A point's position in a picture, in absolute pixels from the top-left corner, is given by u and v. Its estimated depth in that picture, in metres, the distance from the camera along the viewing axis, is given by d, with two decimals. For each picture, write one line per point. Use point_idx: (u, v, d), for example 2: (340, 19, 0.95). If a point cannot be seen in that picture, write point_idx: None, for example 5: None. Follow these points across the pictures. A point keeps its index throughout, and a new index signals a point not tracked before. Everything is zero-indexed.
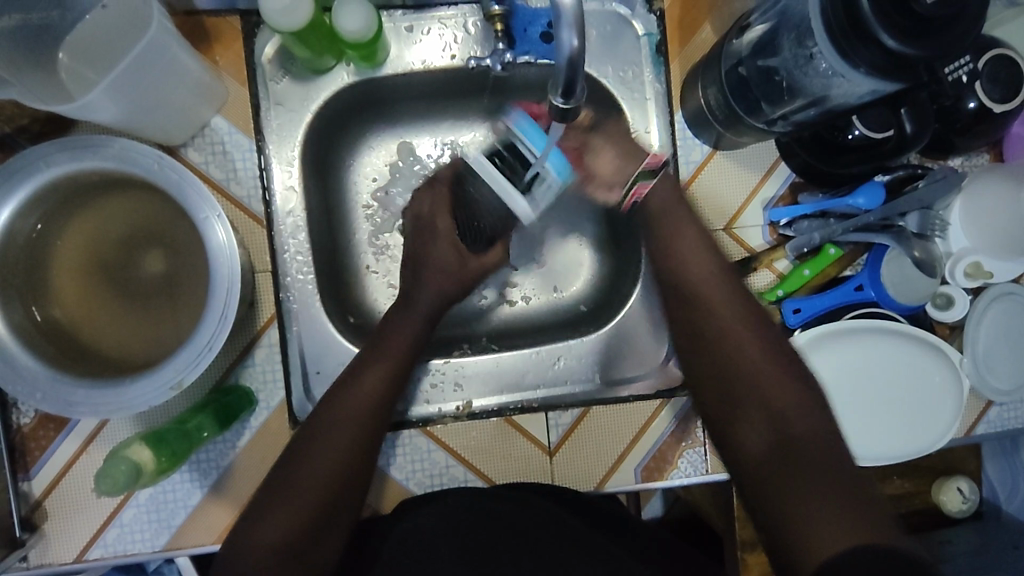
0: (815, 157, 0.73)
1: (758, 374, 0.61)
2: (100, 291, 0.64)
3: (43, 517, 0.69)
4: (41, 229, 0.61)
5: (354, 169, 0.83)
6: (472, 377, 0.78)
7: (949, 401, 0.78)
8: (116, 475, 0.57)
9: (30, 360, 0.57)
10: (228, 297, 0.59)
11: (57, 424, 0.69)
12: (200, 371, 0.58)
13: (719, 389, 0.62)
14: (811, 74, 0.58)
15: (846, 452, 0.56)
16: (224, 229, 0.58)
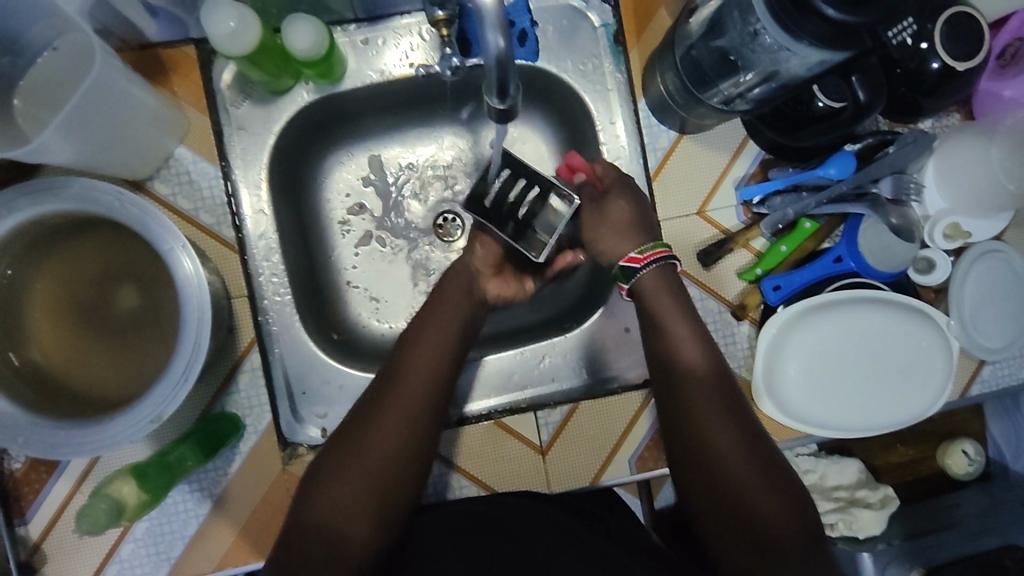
0: (778, 133, 0.72)
1: (743, 480, 0.58)
2: (77, 332, 0.64)
3: (43, 560, 0.70)
4: (11, 274, 0.61)
5: (326, 185, 0.83)
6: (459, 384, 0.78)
7: (939, 368, 0.77)
8: (95, 512, 0.59)
9: (9, 406, 0.57)
10: (200, 328, 0.59)
11: (48, 466, 0.70)
12: (179, 403, 0.59)
13: (703, 493, 0.60)
14: (758, 50, 0.58)
15: (761, 459, 0.60)
16: (190, 259, 0.59)
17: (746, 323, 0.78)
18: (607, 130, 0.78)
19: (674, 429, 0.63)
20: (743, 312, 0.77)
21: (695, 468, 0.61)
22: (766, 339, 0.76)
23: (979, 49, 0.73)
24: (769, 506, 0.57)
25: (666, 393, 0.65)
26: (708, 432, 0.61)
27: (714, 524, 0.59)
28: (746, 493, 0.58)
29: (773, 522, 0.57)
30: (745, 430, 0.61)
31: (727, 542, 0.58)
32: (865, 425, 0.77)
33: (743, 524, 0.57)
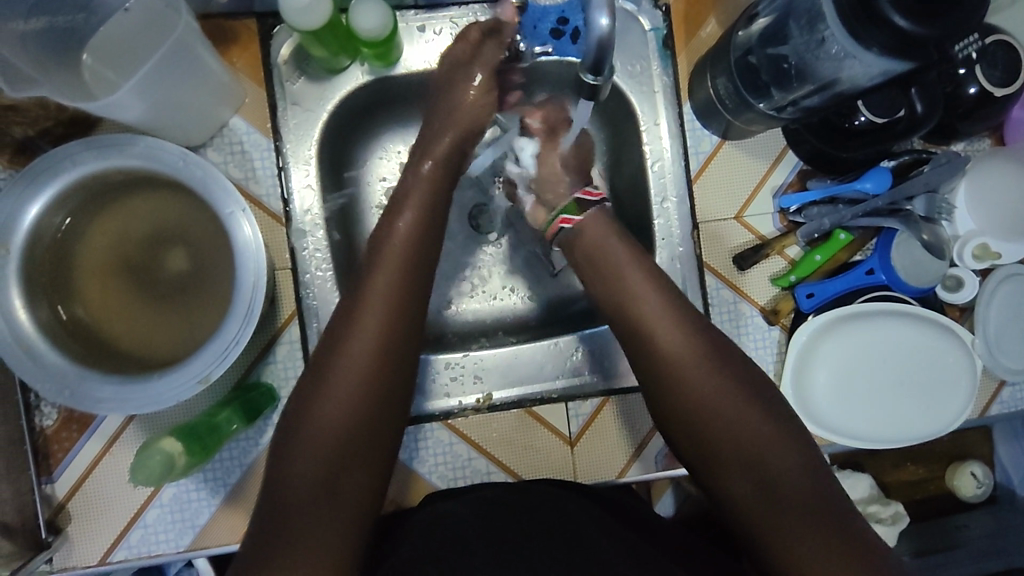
0: (820, 141, 0.74)
1: (729, 421, 0.60)
2: (125, 290, 0.64)
3: (67, 520, 0.69)
4: (68, 225, 0.62)
5: (366, 168, 0.84)
6: (492, 369, 0.77)
7: (960, 363, 0.79)
8: (150, 465, 0.57)
9: (56, 358, 0.57)
10: (254, 293, 0.59)
11: (80, 425, 0.69)
12: (227, 367, 0.58)
13: (692, 442, 0.62)
14: (823, 57, 0.60)
15: (727, 384, 0.62)
16: (249, 224, 0.59)
17: (777, 328, 0.79)
18: (652, 131, 0.79)
19: (648, 378, 0.64)
20: (774, 317, 0.79)
21: (679, 417, 0.62)
22: (795, 346, 0.77)
23: (1016, 77, 0.75)
24: (759, 441, 0.60)
25: (631, 344, 0.66)
26: (685, 378, 0.62)
27: (711, 467, 0.61)
28: (722, 422, 0.61)
29: (768, 461, 0.59)
30: (721, 369, 0.62)
31: (729, 483, 0.60)
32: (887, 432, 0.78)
33: (741, 464, 0.59)
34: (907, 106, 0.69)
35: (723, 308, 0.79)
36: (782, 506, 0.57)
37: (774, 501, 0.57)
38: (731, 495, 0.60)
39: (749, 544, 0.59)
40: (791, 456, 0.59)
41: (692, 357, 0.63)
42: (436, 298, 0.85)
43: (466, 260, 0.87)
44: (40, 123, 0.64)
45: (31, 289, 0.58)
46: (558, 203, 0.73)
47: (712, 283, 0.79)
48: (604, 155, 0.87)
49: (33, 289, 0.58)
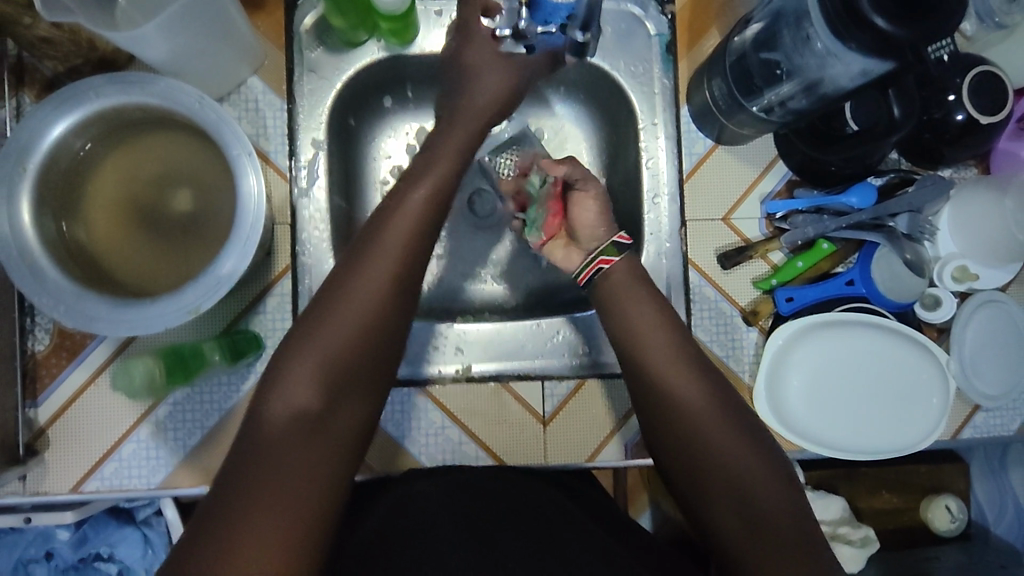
0: (811, 147, 0.77)
1: (722, 458, 0.61)
2: (130, 223, 0.67)
3: (45, 445, 0.71)
4: (87, 150, 0.65)
5: (372, 144, 0.90)
6: (474, 343, 0.80)
7: (939, 387, 0.80)
8: (133, 373, 0.59)
9: (55, 274, 0.59)
10: (249, 237, 0.62)
11: (69, 353, 0.71)
12: (216, 300, 0.61)
13: (684, 472, 0.62)
14: (808, 54, 0.62)
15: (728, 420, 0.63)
16: (255, 178, 0.62)
17: (755, 330, 0.81)
18: (649, 130, 0.82)
19: (648, 410, 0.65)
20: (753, 318, 0.80)
21: (673, 447, 0.63)
22: (770, 349, 0.79)
23: (1002, 107, 0.78)
24: (751, 475, 0.60)
25: (634, 378, 0.66)
26: (683, 412, 0.63)
27: (700, 498, 0.61)
28: (718, 451, 0.61)
29: (760, 499, 0.59)
30: (722, 407, 0.63)
31: (717, 516, 0.60)
32: (867, 446, 0.79)
33: (732, 500, 0.60)
34: (886, 111, 0.71)
35: (704, 305, 0.81)
36: (772, 543, 0.57)
37: (763, 538, 0.58)
38: (718, 523, 0.60)
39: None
40: (785, 496, 0.60)
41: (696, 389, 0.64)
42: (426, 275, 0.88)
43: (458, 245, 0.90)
44: (70, 60, 0.68)
45: (41, 202, 0.61)
46: (596, 244, 0.73)
47: (696, 279, 0.81)
48: (603, 153, 0.91)
49: (43, 202, 0.61)
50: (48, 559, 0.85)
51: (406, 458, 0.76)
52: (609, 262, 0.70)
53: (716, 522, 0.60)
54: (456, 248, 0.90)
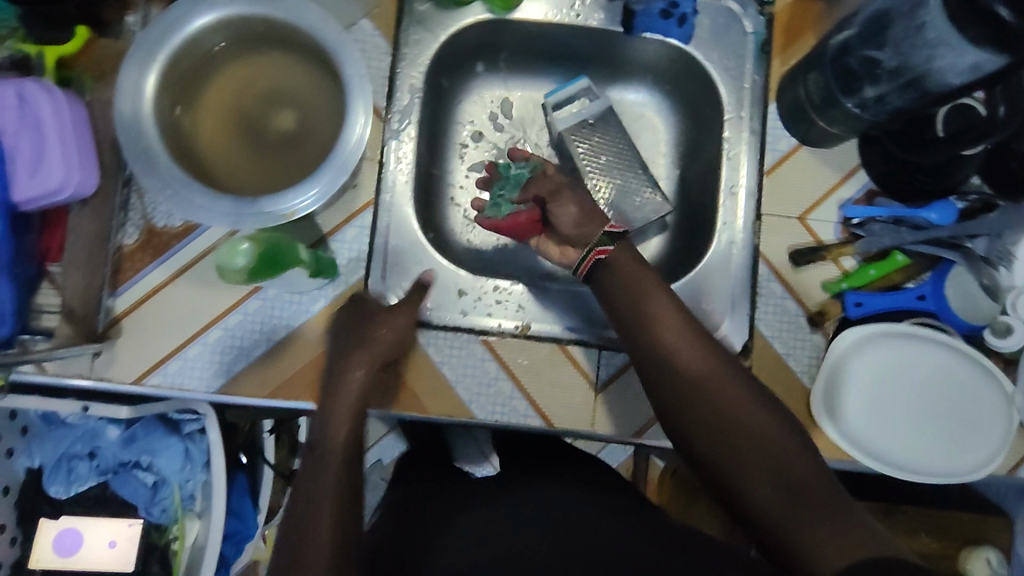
0: (894, 144, 0.79)
1: (751, 430, 0.62)
2: (234, 132, 0.70)
3: (117, 335, 0.73)
4: (217, 51, 0.69)
5: (460, 107, 0.93)
6: (535, 305, 0.81)
7: (1001, 418, 0.78)
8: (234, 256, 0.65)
9: (164, 160, 0.62)
10: (340, 168, 0.64)
11: (154, 251, 0.74)
12: (313, 208, 0.63)
13: (715, 449, 0.63)
14: (918, 44, 0.63)
15: (749, 405, 0.63)
16: (362, 130, 0.64)
17: (820, 333, 0.80)
18: (734, 121, 0.84)
19: (669, 387, 0.65)
20: (820, 319, 0.80)
21: (699, 425, 0.64)
22: (832, 353, 0.79)
23: None
24: (787, 450, 0.61)
25: (653, 356, 0.67)
26: (708, 389, 0.64)
27: (733, 473, 0.61)
28: (749, 430, 0.62)
29: (797, 471, 0.60)
30: (745, 387, 0.64)
31: (754, 489, 0.60)
32: (913, 467, 0.77)
33: (768, 471, 0.60)
34: (979, 114, 0.74)
35: (770, 300, 0.81)
36: (817, 512, 0.57)
37: (807, 508, 0.57)
38: (755, 503, 0.60)
39: (783, 555, 0.57)
40: (818, 470, 0.60)
41: (718, 372, 0.64)
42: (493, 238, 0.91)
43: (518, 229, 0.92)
44: None
45: (166, 86, 0.65)
46: (586, 240, 0.73)
47: (765, 274, 0.81)
48: (681, 146, 0.93)
49: (166, 86, 0.65)
50: (91, 458, 0.88)
51: (456, 403, 0.77)
52: (603, 251, 0.70)
53: (753, 502, 0.60)
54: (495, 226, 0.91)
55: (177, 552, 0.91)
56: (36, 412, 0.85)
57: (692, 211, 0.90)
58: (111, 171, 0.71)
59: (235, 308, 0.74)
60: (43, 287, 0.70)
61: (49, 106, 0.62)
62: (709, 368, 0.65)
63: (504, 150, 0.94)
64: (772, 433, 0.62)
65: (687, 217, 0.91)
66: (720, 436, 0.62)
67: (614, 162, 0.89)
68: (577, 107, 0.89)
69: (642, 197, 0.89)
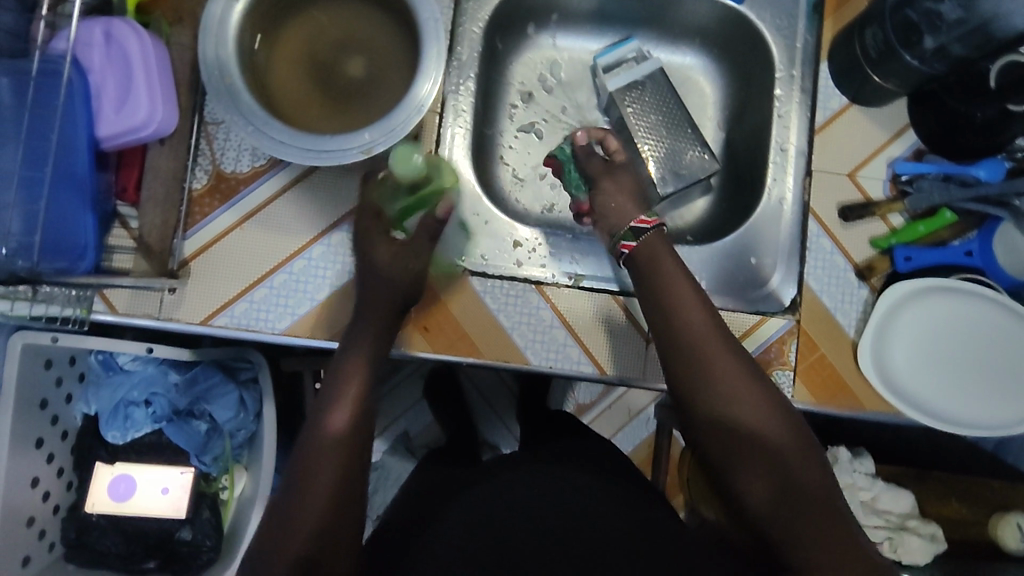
0: (948, 94, 0.79)
1: (758, 428, 0.62)
2: (307, 74, 0.72)
3: (187, 274, 0.74)
4: None
5: (511, 67, 0.94)
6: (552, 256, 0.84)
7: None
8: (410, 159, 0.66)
9: (245, 94, 0.64)
10: (406, 121, 0.65)
11: (223, 196, 0.75)
12: (388, 146, 0.65)
13: (720, 443, 0.63)
14: None
15: (757, 406, 0.64)
16: (430, 87, 0.65)
17: (867, 287, 0.82)
18: (786, 80, 0.85)
19: (686, 380, 0.66)
20: (868, 274, 0.82)
21: (710, 417, 0.64)
22: (882, 305, 0.80)
23: None
24: (788, 451, 0.61)
25: (676, 347, 0.67)
26: (723, 385, 0.64)
27: (733, 467, 0.62)
28: (756, 427, 0.62)
29: (796, 473, 0.60)
30: (758, 387, 0.65)
31: (751, 486, 0.61)
32: (948, 417, 0.78)
33: (767, 471, 0.60)
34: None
35: (820, 256, 0.82)
36: (803, 513, 0.58)
37: (798, 513, 0.58)
38: (753, 498, 0.60)
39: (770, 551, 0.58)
40: (820, 476, 0.60)
41: (733, 371, 0.65)
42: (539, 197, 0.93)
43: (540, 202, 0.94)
44: None
45: (251, 18, 0.67)
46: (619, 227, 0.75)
47: (814, 230, 0.83)
48: (727, 109, 0.95)
49: (251, 19, 0.67)
50: (147, 405, 0.90)
51: (512, 349, 0.79)
52: (627, 246, 0.73)
53: (749, 499, 0.60)
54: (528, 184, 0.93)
55: (227, 502, 0.94)
56: (95, 357, 0.88)
57: (738, 172, 0.91)
58: (184, 112, 0.73)
59: (299, 253, 0.76)
60: (116, 228, 0.74)
61: (136, 44, 0.65)
62: (727, 363, 0.66)
63: (553, 109, 0.95)
64: (776, 433, 0.62)
65: (732, 178, 0.92)
66: (726, 431, 0.63)
67: (664, 121, 0.90)
68: (626, 67, 0.91)
69: (688, 157, 0.90)
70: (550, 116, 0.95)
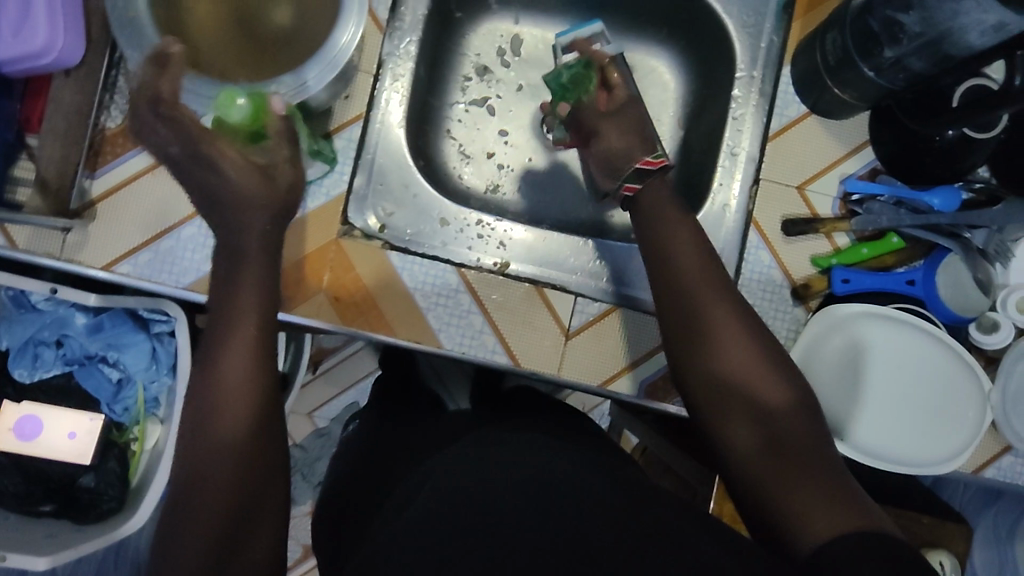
0: (903, 112, 0.75)
1: (750, 377, 0.60)
2: (229, 19, 0.69)
3: (91, 216, 0.72)
4: None
5: (467, 38, 0.91)
6: (516, 242, 0.80)
7: (968, 420, 0.75)
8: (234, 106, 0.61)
9: (152, 33, 0.62)
10: (327, 69, 0.65)
11: (136, 138, 0.73)
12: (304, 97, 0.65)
13: (710, 396, 0.61)
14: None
15: (749, 354, 0.61)
16: (351, 31, 0.64)
17: (801, 307, 0.79)
18: (745, 80, 0.81)
19: (681, 328, 0.64)
20: (803, 293, 0.78)
21: (699, 370, 0.62)
22: (812, 328, 0.77)
23: None
24: (782, 403, 0.59)
25: (673, 305, 0.65)
26: (711, 332, 0.62)
27: (719, 419, 0.60)
28: (745, 379, 0.60)
29: (787, 425, 0.58)
30: (750, 334, 0.62)
31: (736, 437, 0.59)
32: (865, 447, 0.75)
33: (753, 420, 0.59)
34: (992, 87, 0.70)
35: (757, 267, 0.79)
36: (790, 467, 0.55)
37: (787, 463, 0.55)
38: (739, 455, 0.58)
39: (756, 511, 0.55)
40: (810, 425, 0.58)
41: (725, 319, 0.63)
42: (481, 178, 0.90)
43: (488, 176, 0.90)
44: None
45: None
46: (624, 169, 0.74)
47: (754, 240, 0.79)
48: (687, 108, 0.91)
49: None
50: (58, 347, 0.87)
51: (423, 330, 0.76)
52: (631, 189, 0.72)
53: (737, 456, 0.58)
54: (462, 163, 0.90)
55: (136, 454, 0.91)
56: (7, 293, 0.84)
57: (690, 172, 0.87)
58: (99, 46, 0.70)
59: None
60: (22, 159, 0.72)
61: None
62: (723, 314, 0.63)
63: (509, 83, 0.92)
64: (771, 388, 0.60)
65: (685, 177, 0.88)
66: (716, 381, 0.61)
67: None
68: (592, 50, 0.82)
69: None
70: (505, 93, 0.92)
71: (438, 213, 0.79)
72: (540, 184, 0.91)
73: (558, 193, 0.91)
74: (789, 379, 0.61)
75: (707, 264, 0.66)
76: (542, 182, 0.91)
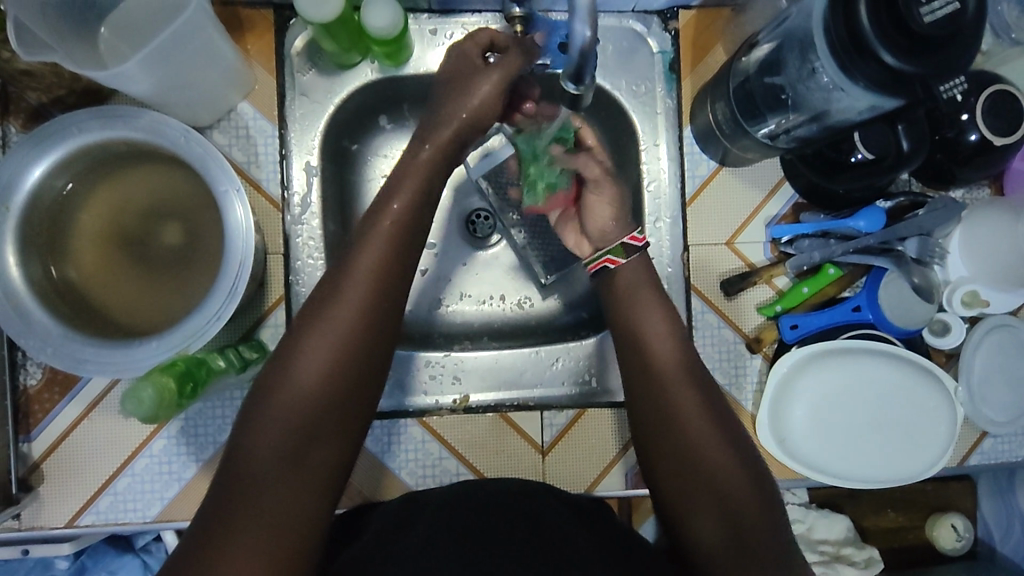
0: (814, 175, 0.74)
1: (719, 468, 0.61)
2: (119, 256, 0.66)
3: (39, 480, 0.70)
4: (70, 189, 0.63)
5: (370, 161, 0.85)
6: (472, 371, 0.79)
7: (939, 428, 0.78)
8: (141, 397, 0.54)
9: (42, 316, 0.59)
10: (239, 273, 0.61)
11: (62, 388, 0.71)
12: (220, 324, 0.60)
13: (678, 483, 0.61)
14: (813, 87, 0.61)
15: (718, 444, 0.62)
16: (241, 206, 0.61)
17: (759, 357, 0.80)
18: (652, 150, 0.80)
19: (651, 415, 0.64)
20: (758, 345, 0.79)
21: (669, 457, 0.62)
22: (775, 375, 0.77)
23: (1017, 128, 0.73)
24: (750, 491, 0.60)
25: (646, 389, 0.64)
26: (683, 421, 0.62)
27: (685, 507, 0.61)
28: (715, 469, 0.61)
29: (751, 517, 0.59)
30: (716, 416, 0.63)
31: (700, 528, 0.60)
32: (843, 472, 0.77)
33: (720, 514, 0.59)
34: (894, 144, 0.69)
35: (706, 332, 0.79)
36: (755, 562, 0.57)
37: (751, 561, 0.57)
38: (703, 546, 0.59)
39: None
40: (773, 514, 0.60)
41: (697, 406, 0.63)
42: (424, 299, 0.86)
43: (433, 293, 0.86)
44: (55, 91, 0.67)
45: (25, 247, 0.60)
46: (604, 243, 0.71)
47: (698, 306, 0.80)
48: None
49: (28, 246, 0.60)
50: None
51: (400, 489, 0.76)
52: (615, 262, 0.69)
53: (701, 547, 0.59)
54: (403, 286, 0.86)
55: None
56: None
57: None
58: None
59: (157, 432, 0.72)
60: None
61: None
62: (695, 402, 0.63)
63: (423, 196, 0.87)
64: (738, 476, 0.61)
65: None
66: (686, 467, 0.61)
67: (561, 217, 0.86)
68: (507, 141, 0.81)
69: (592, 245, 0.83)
70: None
71: (400, 366, 0.78)
72: (484, 291, 0.87)
73: (502, 296, 0.87)
74: (752, 460, 0.62)
75: (678, 339, 0.66)
76: (483, 285, 0.88)
